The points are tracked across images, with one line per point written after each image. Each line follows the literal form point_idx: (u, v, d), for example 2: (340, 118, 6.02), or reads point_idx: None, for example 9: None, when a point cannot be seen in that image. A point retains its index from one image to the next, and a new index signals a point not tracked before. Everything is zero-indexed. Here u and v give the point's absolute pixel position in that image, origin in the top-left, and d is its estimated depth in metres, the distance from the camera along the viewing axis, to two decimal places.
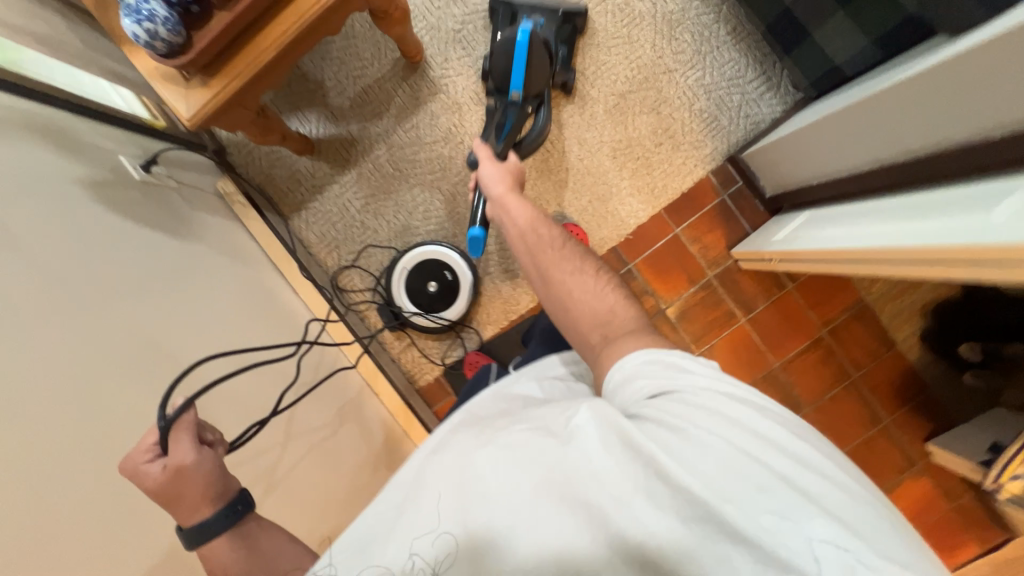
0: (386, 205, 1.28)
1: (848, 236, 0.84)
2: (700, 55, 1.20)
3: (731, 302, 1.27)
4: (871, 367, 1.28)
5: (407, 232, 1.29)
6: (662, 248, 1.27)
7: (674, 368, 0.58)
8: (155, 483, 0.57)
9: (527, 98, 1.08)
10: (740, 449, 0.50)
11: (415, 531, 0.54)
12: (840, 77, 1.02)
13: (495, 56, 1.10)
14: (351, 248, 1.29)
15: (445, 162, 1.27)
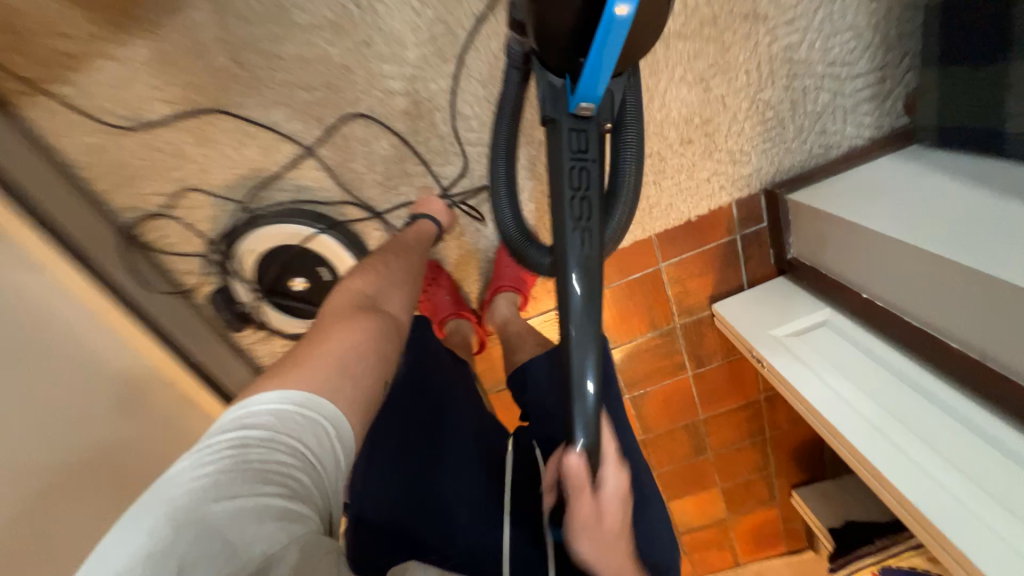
0: (220, 126, 0.73)
1: (887, 440, 0.65)
2: (795, 6, 0.72)
3: (687, 354, 1.06)
4: (784, 429, 1.24)
5: (261, 181, 0.77)
6: (635, 282, 0.94)
7: None
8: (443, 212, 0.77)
9: (608, 108, 0.54)
10: None
11: None
12: (968, 139, 0.67)
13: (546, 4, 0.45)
14: (158, 188, 0.76)
15: (336, 75, 0.72)
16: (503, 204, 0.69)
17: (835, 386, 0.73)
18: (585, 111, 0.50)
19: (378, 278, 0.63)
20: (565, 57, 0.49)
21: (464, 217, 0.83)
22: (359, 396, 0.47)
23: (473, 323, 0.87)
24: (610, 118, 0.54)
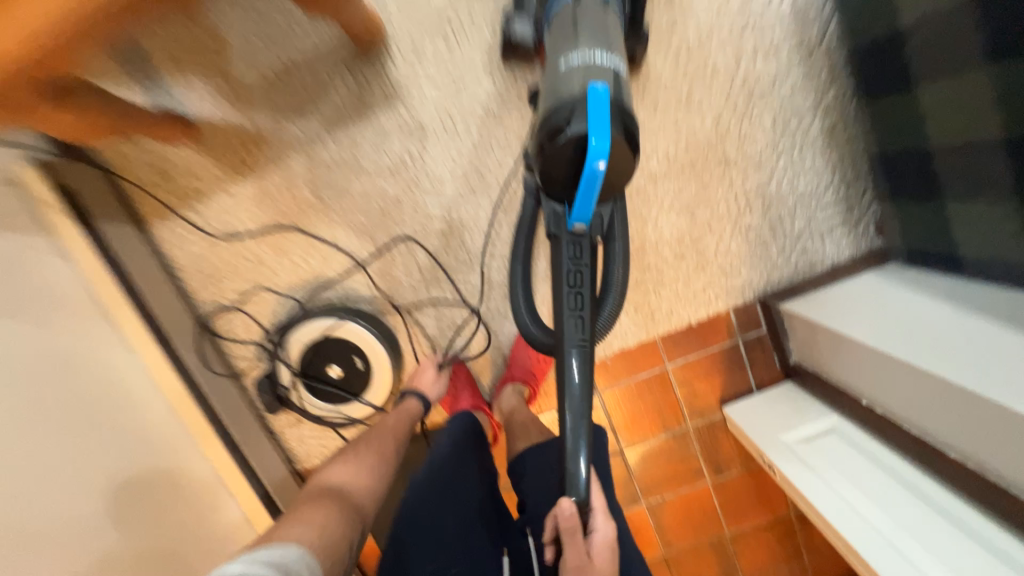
0: (294, 241, 0.91)
1: (893, 550, 0.63)
2: (773, 152, 0.85)
3: (703, 459, 1.04)
4: (829, 555, 1.11)
5: (318, 283, 0.93)
6: (643, 383, 0.99)
7: None
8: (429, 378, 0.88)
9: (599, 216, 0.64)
10: None
11: None
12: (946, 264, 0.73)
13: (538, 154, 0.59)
14: (240, 289, 0.93)
15: (388, 204, 0.89)
16: (517, 281, 0.78)
17: (834, 485, 0.73)
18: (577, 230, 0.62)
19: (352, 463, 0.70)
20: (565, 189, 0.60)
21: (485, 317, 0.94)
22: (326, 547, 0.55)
23: (487, 415, 0.94)
24: (601, 229, 0.65)
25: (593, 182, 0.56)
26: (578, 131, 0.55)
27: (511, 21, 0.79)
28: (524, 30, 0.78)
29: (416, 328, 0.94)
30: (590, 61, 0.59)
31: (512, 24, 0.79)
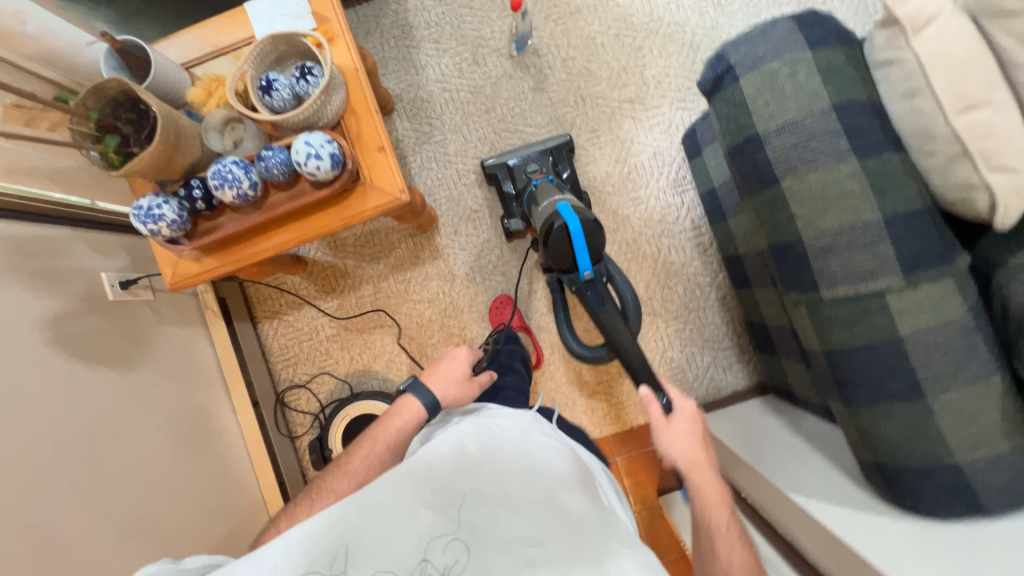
0: (355, 342, 1.31)
1: None
2: (687, 310, 1.26)
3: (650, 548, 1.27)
4: None
5: (366, 374, 1.30)
6: None
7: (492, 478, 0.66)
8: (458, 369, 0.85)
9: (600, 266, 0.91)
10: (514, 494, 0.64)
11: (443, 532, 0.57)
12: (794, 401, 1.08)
13: (547, 253, 0.90)
14: (310, 373, 1.31)
15: (423, 321, 1.30)
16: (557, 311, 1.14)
17: None
18: (587, 278, 0.88)
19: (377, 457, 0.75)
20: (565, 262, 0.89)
21: None
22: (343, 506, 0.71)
23: None
24: (603, 275, 0.90)
25: (580, 242, 0.85)
26: (560, 224, 0.86)
27: (507, 222, 1.21)
28: (518, 225, 1.19)
29: None
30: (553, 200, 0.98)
31: (507, 225, 1.22)
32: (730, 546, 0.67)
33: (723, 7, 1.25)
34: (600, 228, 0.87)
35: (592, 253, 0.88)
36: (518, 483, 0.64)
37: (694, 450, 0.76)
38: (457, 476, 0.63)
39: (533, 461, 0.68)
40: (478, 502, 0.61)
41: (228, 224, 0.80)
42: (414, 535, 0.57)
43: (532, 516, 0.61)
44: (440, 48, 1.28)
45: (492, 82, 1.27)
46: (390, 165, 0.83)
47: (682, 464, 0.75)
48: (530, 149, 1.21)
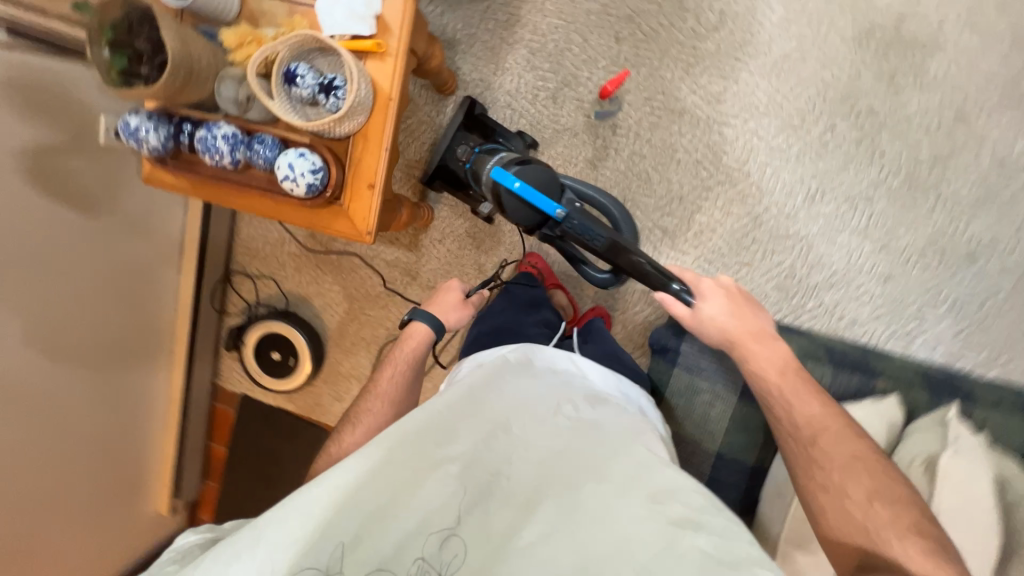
0: (309, 270, 1.38)
1: None
2: None
3: None
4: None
5: (304, 301, 1.40)
6: None
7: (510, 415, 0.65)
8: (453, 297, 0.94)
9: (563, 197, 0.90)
10: (537, 440, 0.63)
11: (445, 521, 0.54)
12: None
13: (513, 218, 0.90)
14: (259, 272, 1.40)
15: (371, 292, 1.36)
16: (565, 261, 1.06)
17: None
18: (563, 215, 0.86)
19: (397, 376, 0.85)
20: (531, 217, 0.88)
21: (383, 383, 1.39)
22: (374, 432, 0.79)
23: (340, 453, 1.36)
24: (570, 200, 0.90)
25: (529, 192, 0.85)
26: (506, 189, 0.86)
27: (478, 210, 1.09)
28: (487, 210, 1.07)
29: (336, 361, 1.42)
30: (490, 163, 0.91)
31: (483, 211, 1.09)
32: (842, 438, 0.71)
33: (812, 203, 1.13)
34: (537, 167, 0.87)
35: (548, 195, 0.87)
36: (527, 432, 0.64)
37: (727, 315, 0.84)
38: (464, 432, 0.60)
39: (552, 412, 0.67)
40: (491, 469, 0.59)
41: (205, 170, 0.80)
42: (421, 521, 0.53)
43: (546, 462, 0.61)
44: (531, 63, 1.16)
45: (556, 129, 1.18)
46: (370, 206, 0.82)
47: (719, 328, 0.84)
48: (451, 130, 1.06)
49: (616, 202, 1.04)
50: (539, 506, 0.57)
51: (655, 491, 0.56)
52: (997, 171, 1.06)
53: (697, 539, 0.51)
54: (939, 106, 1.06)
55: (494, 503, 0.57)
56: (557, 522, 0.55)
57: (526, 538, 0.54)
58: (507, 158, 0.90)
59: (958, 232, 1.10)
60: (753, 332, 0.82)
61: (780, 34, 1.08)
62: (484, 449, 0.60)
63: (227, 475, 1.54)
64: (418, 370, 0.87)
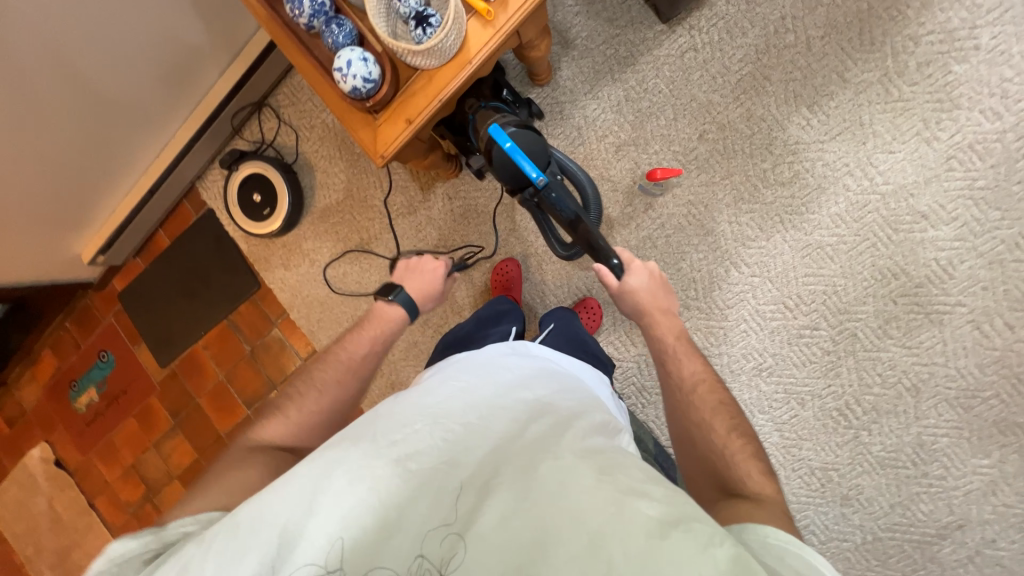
0: (330, 144, 1.43)
1: None
2: None
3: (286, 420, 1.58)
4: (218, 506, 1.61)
5: (308, 168, 1.45)
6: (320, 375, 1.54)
7: (458, 400, 0.67)
8: (422, 275, 0.98)
9: (548, 165, 0.91)
10: (496, 428, 0.63)
11: (433, 519, 0.53)
12: None
13: (497, 175, 0.92)
14: (288, 120, 1.46)
15: (369, 199, 1.41)
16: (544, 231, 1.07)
17: None
18: (542, 182, 0.87)
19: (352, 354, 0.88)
20: (514, 178, 0.90)
21: (328, 277, 1.45)
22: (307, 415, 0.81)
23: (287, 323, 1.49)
24: (554, 170, 0.91)
25: (515, 152, 0.87)
26: (495, 147, 0.88)
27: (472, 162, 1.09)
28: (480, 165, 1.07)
29: (304, 234, 1.47)
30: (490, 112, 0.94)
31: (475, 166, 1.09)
32: (689, 360, 0.82)
33: (758, 375, 1.19)
34: (526, 130, 0.89)
35: (533, 157, 0.89)
36: (485, 420, 0.64)
37: (644, 286, 0.88)
38: (416, 421, 0.63)
39: (508, 399, 0.68)
40: (444, 451, 0.60)
41: (285, 15, 0.84)
42: (411, 503, 0.54)
43: (511, 448, 0.60)
44: (619, 107, 1.20)
45: (601, 172, 1.23)
46: (396, 137, 0.85)
47: (636, 302, 0.88)
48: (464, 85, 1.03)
49: (592, 180, 1.03)
50: (510, 493, 0.54)
51: (603, 464, 0.56)
52: (912, 450, 1.13)
53: (648, 507, 0.49)
54: (906, 369, 1.12)
55: (467, 481, 0.56)
56: (516, 503, 0.52)
57: (491, 523, 0.51)
58: (508, 116, 0.92)
59: (849, 474, 1.17)
60: (666, 310, 0.88)
61: (827, 225, 1.12)
62: (433, 431, 0.62)
63: (157, 264, 1.62)
64: (386, 348, 0.92)
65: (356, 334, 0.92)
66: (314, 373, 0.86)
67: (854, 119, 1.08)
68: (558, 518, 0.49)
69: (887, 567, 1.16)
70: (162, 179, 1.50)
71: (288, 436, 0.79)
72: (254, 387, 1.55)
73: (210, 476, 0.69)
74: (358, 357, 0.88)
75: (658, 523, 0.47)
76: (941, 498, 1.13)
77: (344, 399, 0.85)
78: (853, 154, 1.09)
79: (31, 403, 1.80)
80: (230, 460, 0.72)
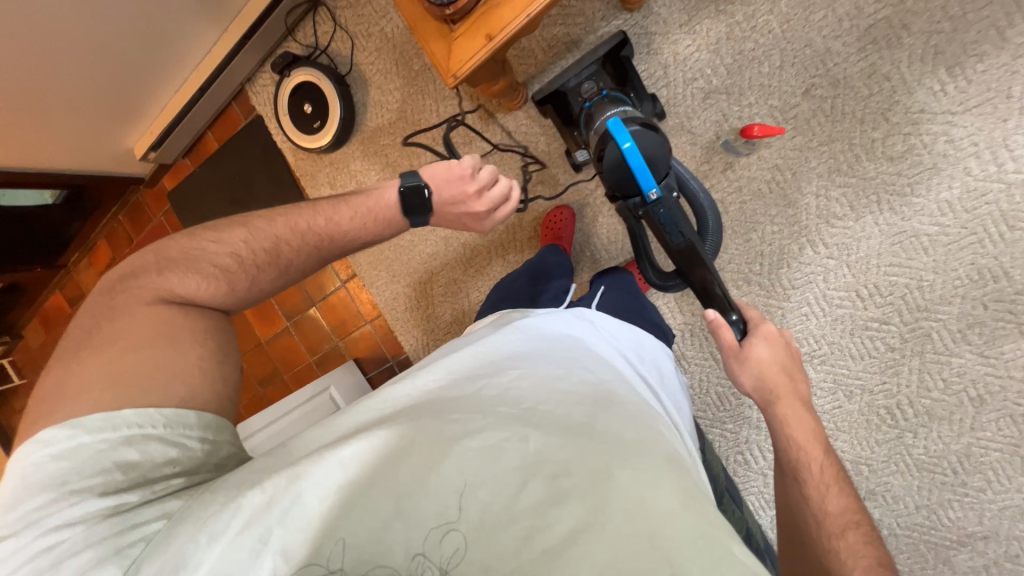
0: (388, 58, 1.32)
1: None
2: None
3: (321, 333, 1.63)
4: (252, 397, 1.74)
5: (362, 82, 1.37)
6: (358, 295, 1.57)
7: (526, 379, 0.67)
8: (447, 171, 0.85)
9: (667, 183, 0.87)
10: (554, 411, 0.63)
11: (446, 516, 0.54)
12: None
13: (605, 175, 0.87)
14: (345, 25, 1.35)
15: (423, 124, 1.33)
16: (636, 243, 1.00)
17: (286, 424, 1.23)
18: (654, 196, 0.84)
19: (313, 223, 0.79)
20: (625, 186, 0.86)
21: None
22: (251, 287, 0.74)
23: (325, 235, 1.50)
24: (672, 189, 0.87)
25: (636, 159, 0.83)
26: (615, 146, 0.84)
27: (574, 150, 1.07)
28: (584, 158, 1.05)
29: (352, 154, 1.42)
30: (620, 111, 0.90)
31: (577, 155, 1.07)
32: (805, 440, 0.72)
33: (808, 360, 1.14)
34: (652, 133, 0.84)
35: (654, 171, 0.84)
36: (550, 399, 0.64)
37: (768, 359, 0.80)
38: (482, 407, 0.63)
39: (574, 386, 0.67)
40: (501, 433, 0.59)
41: None
42: (436, 492, 0.56)
43: (565, 434, 0.60)
44: (717, 46, 1.06)
45: (682, 122, 1.11)
46: (472, 56, 0.77)
47: (758, 372, 0.79)
48: (583, 62, 1.02)
49: (710, 204, 0.94)
50: (570, 499, 0.54)
51: (687, 490, 0.57)
52: (957, 458, 1.09)
53: (739, 551, 0.50)
54: (975, 378, 1.04)
55: (507, 471, 0.57)
56: (587, 511, 0.53)
57: (560, 532, 0.52)
58: (634, 117, 0.88)
59: (880, 471, 1.15)
60: (797, 395, 0.77)
61: (930, 212, 0.99)
62: (493, 410, 0.62)
63: (205, 167, 1.61)
64: (368, 234, 0.83)
65: (324, 208, 0.80)
66: (262, 233, 0.75)
67: (1000, 89, 0.92)
68: (633, 536, 0.51)
69: (896, 563, 1.16)
70: (214, 77, 1.46)
71: (224, 299, 0.72)
72: (294, 300, 1.65)
73: (141, 356, 0.62)
74: (324, 235, 0.78)
75: (738, 559, 0.49)
76: (973, 507, 1.08)
77: (295, 274, 0.78)
78: (986, 132, 0.94)
79: (88, 287, 1.91)
80: (153, 326, 0.65)
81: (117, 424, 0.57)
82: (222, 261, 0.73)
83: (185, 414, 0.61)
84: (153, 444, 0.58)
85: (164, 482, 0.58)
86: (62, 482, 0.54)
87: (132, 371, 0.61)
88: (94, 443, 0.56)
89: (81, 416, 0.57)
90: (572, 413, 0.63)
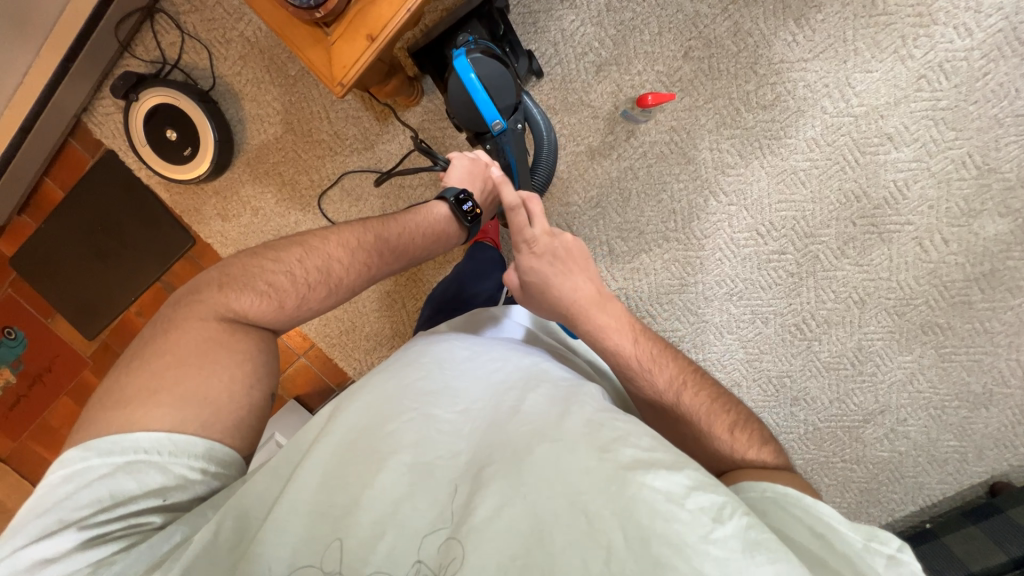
0: (257, 64, 1.19)
1: None
2: None
3: None
4: None
5: (233, 96, 1.21)
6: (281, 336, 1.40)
7: (449, 372, 0.64)
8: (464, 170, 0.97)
9: (510, 115, 0.96)
10: (485, 402, 0.62)
11: (385, 525, 0.52)
12: None
13: (454, 104, 0.96)
14: (197, 33, 1.19)
15: (314, 133, 1.21)
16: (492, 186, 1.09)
17: None
18: (495, 128, 0.94)
19: (368, 243, 0.83)
20: (469, 117, 0.95)
21: (277, 225, 1.28)
22: (298, 310, 0.75)
23: None
24: (515, 122, 0.97)
25: (481, 91, 0.91)
26: (461, 78, 0.91)
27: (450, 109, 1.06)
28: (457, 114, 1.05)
29: (239, 178, 1.27)
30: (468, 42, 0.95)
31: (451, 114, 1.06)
32: (659, 367, 0.73)
33: (729, 298, 1.26)
34: (496, 69, 0.92)
35: (497, 103, 0.94)
36: (476, 392, 0.63)
37: (556, 276, 0.80)
38: (409, 407, 0.59)
39: (503, 373, 0.65)
40: (430, 437, 0.57)
41: None
42: (366, 508, 0.53)
43: (496, 421, 0.59)
44: (599, 18, 1.09)
45: (580, 98, 1.14)
46: (357, 58, 0.71)
47: (556, 299, 0.79)
48: (455, 16, 0.97)
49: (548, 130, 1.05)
50: (497, 477, 0.52)
51: (609, 440, 0.54)
52: (852, 353, 1.28)
53: (653, 481, 0.49)
54: (855, 284, 1.22)
55: (440, 471, 0.55)
56: (511, 490, 0.51)
57: (490, 513, 0.50)
58: (471, 42, 0.94)
59: (799, 379, 1.32)
60: (593, 305, 0.78)
61: (802, 149, 1.13)
62: (417, 412, 0.59)
63: (54, 222, 1.35)
64: (413, 240, 0.89)
65: (373, 223, 0.86)
66: (317, 248, 0.79)
67: (838, 35, 1.05)
68: (557, 500, 0.50)
69: (822, 450, 1.35)
70: (38, 112, 1.21)
71: (275, 317, 0.73)
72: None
73: (167, 378, 0.62)
74: (370, 253, 0.82)
75: (664, 498, 0.48)
76: (869, 390, 1.30)
77: (344, 292, 0.80)
78: (833, 73, 1.07)
79: None
80: (204, 343, 0.65)
81: (126, 448, 0.58)
82: (308, 270, 0.77)
83: (195, 443, 0.60)
84: (151, 471, 0.58)
85: (148, 516, 0.57)
86: (65, 505, 0.55)
87: (135, 397, 0.61)
88: (100, 466, 0.57)
89: (93, 439, 0.58)
90: (500, 400, 0.62)
